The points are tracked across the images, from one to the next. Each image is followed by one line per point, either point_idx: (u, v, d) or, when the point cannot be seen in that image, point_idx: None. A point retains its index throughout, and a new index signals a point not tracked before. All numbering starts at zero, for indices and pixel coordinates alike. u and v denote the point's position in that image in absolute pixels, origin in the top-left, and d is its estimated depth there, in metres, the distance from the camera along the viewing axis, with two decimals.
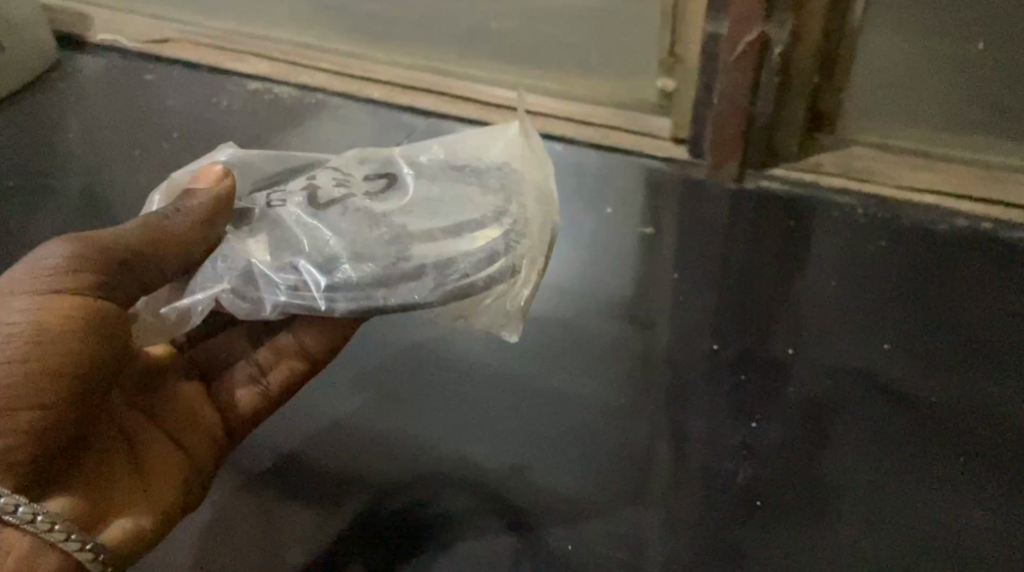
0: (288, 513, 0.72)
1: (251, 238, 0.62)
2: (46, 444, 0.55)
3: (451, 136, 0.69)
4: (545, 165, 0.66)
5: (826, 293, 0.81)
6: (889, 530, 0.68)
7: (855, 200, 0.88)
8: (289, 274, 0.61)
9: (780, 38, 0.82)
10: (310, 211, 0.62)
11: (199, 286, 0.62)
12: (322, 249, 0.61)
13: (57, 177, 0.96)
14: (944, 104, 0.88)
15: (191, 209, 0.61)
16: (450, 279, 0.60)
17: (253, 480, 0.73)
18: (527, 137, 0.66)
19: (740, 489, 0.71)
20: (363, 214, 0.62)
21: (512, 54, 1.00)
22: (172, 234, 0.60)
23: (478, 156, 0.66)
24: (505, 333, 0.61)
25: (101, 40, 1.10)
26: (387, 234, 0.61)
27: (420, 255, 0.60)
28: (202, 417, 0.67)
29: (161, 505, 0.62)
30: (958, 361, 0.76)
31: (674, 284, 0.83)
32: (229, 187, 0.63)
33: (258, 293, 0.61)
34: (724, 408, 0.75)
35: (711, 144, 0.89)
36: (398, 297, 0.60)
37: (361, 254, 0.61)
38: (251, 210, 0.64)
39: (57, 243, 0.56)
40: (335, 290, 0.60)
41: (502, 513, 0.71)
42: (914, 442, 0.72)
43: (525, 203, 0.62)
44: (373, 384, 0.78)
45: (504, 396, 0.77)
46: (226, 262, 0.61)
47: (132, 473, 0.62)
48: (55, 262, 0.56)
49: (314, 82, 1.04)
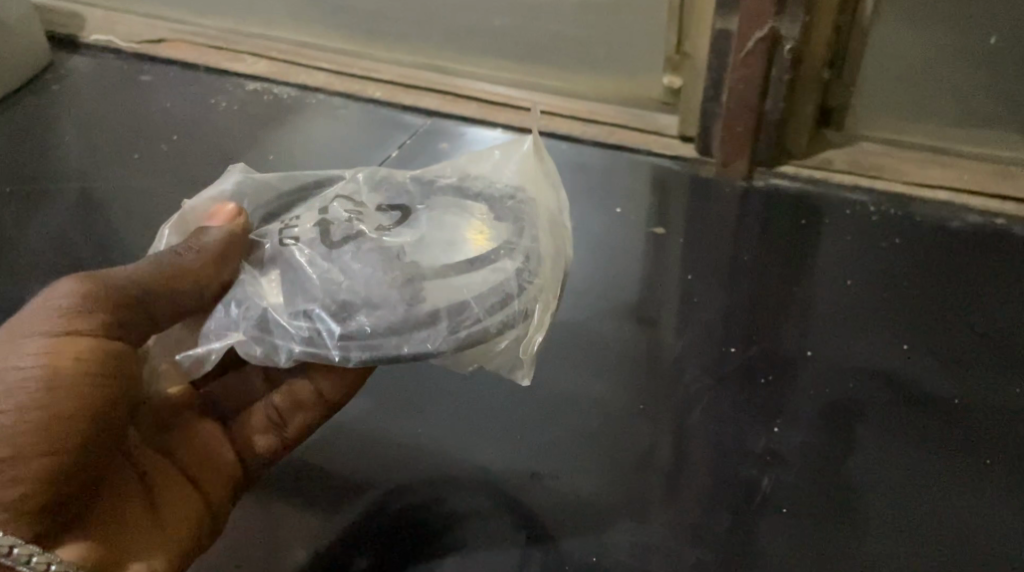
0: (297, 520, 0.68)
1: (266, 281, 0.61)
2: (59, 489, 0.55)
3: (462, 159, 0.68)
4: (557, 189, 0.66)
5: (841, 290, 0.80)
6: (923, 534, 0.66)
7: (866, 197, 0.87)
8: (301, 324, 0.59)
9: (791, 35, 0.82)
10: (322, 251, 0.61)
11: (214, 332, 0.61)
12: (334, 294, 0.59)
13: (52, 179, 0.93)
14: (957, 99, 0.88)
15: (204, 247, 0.61)
16: (463, 326, 0.58)
17: (265, 487, 0.69)
18: (540, 158, 0.66)
19: (764, 495, 0.68)
20: (377, 255, 0.60)
21: (515, 52, 1.00)
22: (183, 272, 0.60)
23: (489, 181, 0.65)
24: (518, 376, 0.60)
25: (94, 41, 1.09)
26: (400, 277, 0.59)
27: (434, 299, 0.58)
28: (221, 458, 0.66)
29: (174, 541, 0.61)
30: (981, 360, 0.75)
31: (686, 283, 0.82)
32: (242, 225, 0.63)
33: (272, 342, 0.59)
34: (744, 412, 0.72)
35: (721, 142, 0.89)
36: (412, 346, 0.57)
37: (373, 301, 0.58)
38: (266, 252, 0.62)
39: (67, 282, 0.57)
40: (348, 339, 0.58)
41: (516, 519, 0.67)
42: (941, 445, 0.70)
43: (538, 237, 0.61)
44: (388, 393, 0.75)
45: (516, 401, 0.74)
46: (241, 308, 0.60)
47: (149, 515, 0.62)
48: (64, 303, 0.56)
49: (314, 83, 1.03)
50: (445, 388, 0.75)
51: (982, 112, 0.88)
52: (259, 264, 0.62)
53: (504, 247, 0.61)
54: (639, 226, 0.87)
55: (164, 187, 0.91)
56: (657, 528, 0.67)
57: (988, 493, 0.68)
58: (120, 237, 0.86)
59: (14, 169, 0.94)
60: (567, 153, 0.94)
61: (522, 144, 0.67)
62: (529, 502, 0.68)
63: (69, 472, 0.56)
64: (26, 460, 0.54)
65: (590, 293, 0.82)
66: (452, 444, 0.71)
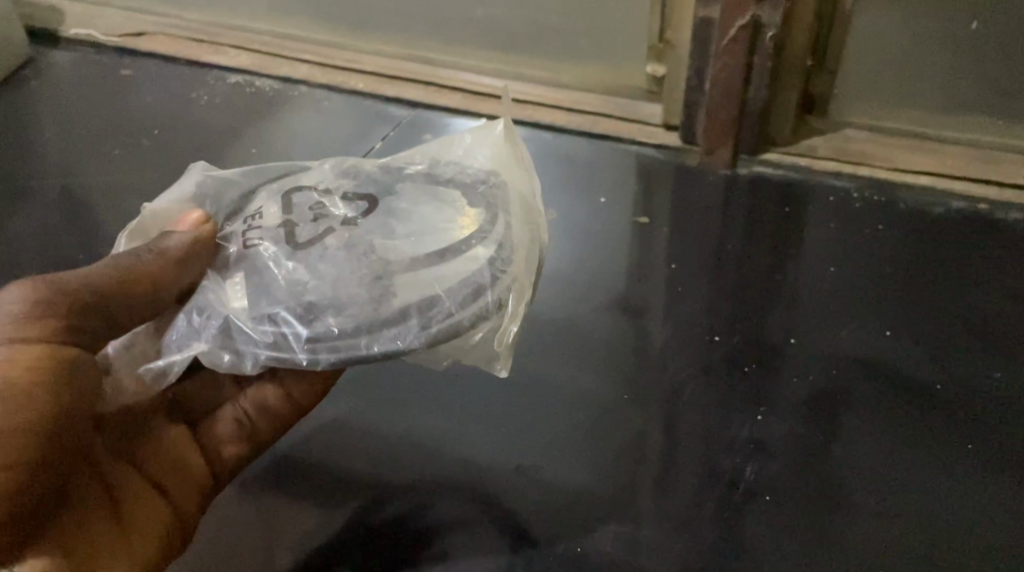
0: (288, 516, 0.68)
1: (229, 285, 0.61)
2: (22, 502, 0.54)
3: (432, 145, 0.68)
4: (530, 173, 0.66)
5: (825, 277, 0.80)
6: (907, 520, 0.66)
7: (849, 183, 0.87)
8: (267, 329, 0.59)
9: (773, 23, 0.82)
10: (287, 251, 0.60)
11: (176, 344, 0.61)
12: (300, 296, 0.59)
13: (33, 176, 0.92)
14: (942, 86, 0.87)
15: (165, 251, 0.60)
16: (435, 319, 0.58)
17: (254, 482, 0.69)
18: (511, 140, 0.65)
19: (748, 485, 0.68)
20: (344, 254, 0.60)
21: (497, 42, 0.99)
22: (143, 275, 0.59)
23: (461, 167, 0.65)
24: (496, 369, 0.59)
25: (74, 34, 1.08)
26: (367, 275, 0.59)
27: (405, 295, 0.58)
28: (191, 465, 0.66)
29: (142, 554, 0.61)
30: (965, 344, 0.75)
31: (670, 273, 0.82)
32: (209, 231, 0.63)
33: (237, 348, 0.60)
34: (730, 402, 0.72)
35: (704, 130, 0.89)
36: (382, 344, 0.58)
37: (340, 302, 0.58)
38: (230, 255, 0.62)
39: (19, 287, 0.56)
40: (316, 341, 0.58)
41: (494, 517, 0.67)
42: (924, 431, 0.70)
43: (511, 224, 0.61)
44: (374, 383, 0.75)
45: (501, 394, 0.74)
46: (202, 316, 0.61)
47: (114, 526, 0.61)
48: (17, 308, 0.55)
49: (296, 75, 1.02)
50: (423, 377, 0.75)
51: (965, 97, 0.87)
52: (223, 267, 0.62)
53: (479, 234, 0.60)
54: (624, 216, 0.87)
55: (147, 183, 0.91)
56: (642, 518, 0.67)
57: (972, 479, 0.68)
58: (102, 232, 0.86)
59: None
60: (551, 143, 0.94)
61: (494, 126, 0.66)
62: (513, 494, 0.68)
63: (33, 484, 0.55)
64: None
65: (574, 284, 0.82)
66: (433, 431, 0.72)
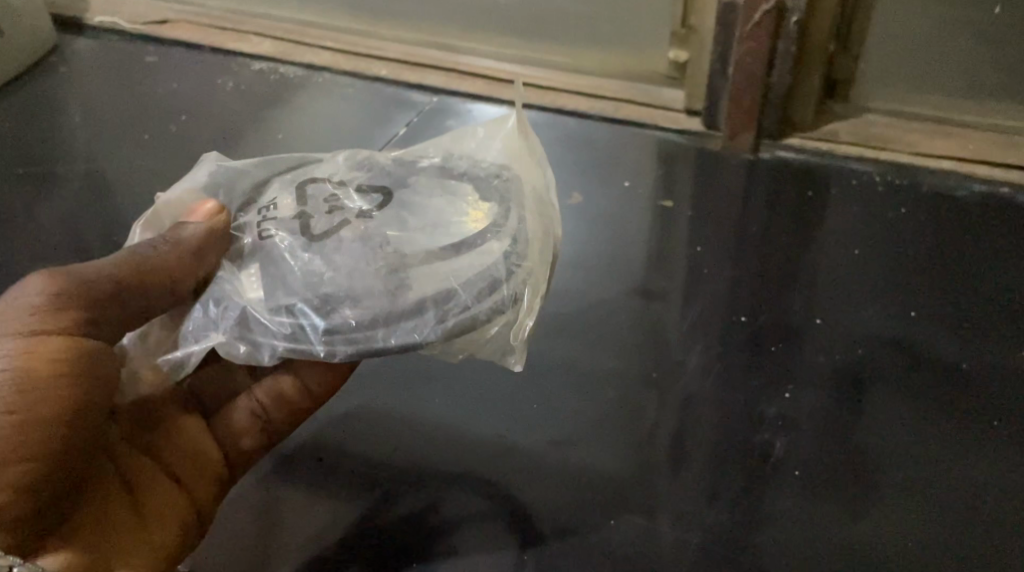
0: (314, 503, 0.68)
1: (245, 277, 0.62)
2: (42, 496, 0.56)
3: (446, 138, 0.69)
4: (545, 168, 0.65)
5: (848, 261, 0.80)
6: (931, 500, 0.66)
7: (872, 167, 0.87)
8: (284, 320, 0.59)
9: (797, 7, 0.82)
10: (302, 242, 0.61)
11: (192, 335, 0.62)
12: (317, 288, 0.59)
13: (62, 162, 0.93)
14: (965, 72, 0.87)
15: (180, 240, 0.61)
16: (451, 313, 0.58)
17: (285, 470, 0.70)
18: (525, 135, 0.66)
19: (773, 465, 0.68)
20: (359, 246, 0.60)
21: (519, 28, 0.99)
22: (158, 265, 0.60)
23: (474, 160, 0.66)
24: (509, 363, 0.60)
25: (99, 22, 1.10)
26: (384, 268, 0.60)
27: (420, 289, 0.59)
28: (206, 454, 0.67)
29: (158, 545, 0.62)
30: (987, 327, 0.75)
31: (691, 257, 0.82)
32: (223, 221, 0.63)
33: (255, 340, 0.60)
34: (752, 386, 0.72)
35: (727, 114, 0.89)
36: (399, 337, 0.58)
37: (357, 293, 0.59)
38: (244, 245, 0.63)
39: (37, 279, 0.57)
40: (333, 333, 0.59)
41: (504, 510, 0.67)
42: (946, 413, 0.70)
43: (525, 217, 0.62)
44: (393, 370, 0.75)
45: (522, 379, 0.74)
46: (219, 308, 0.61)
47: (131, 516, 0.62)
48: (36, 300, 0.56)
49: (319, 62, 1.03)
50: (441, 366, 0.75)
51: (988, 82, 0.87)
52: (238, 259, 0.63)
53: (492, 229, 0.61)
54: (645, 200, 0.87)
55: (175, 168, 0.92)
56: (664, 498, 0.67)
57: (994, 464, 0.68)
58: (126, 219, 0.87)
59: (23, 152, 0.94)
60: (573, 128, 0.94)
61: (506, 121, 0.67)
62: (520, 490, 0.68)
63: (52, 479, 0.56)
64: (6, 468, 0.54)
65: (592, 268, 0.82)
66: (450, 421, 0.72)
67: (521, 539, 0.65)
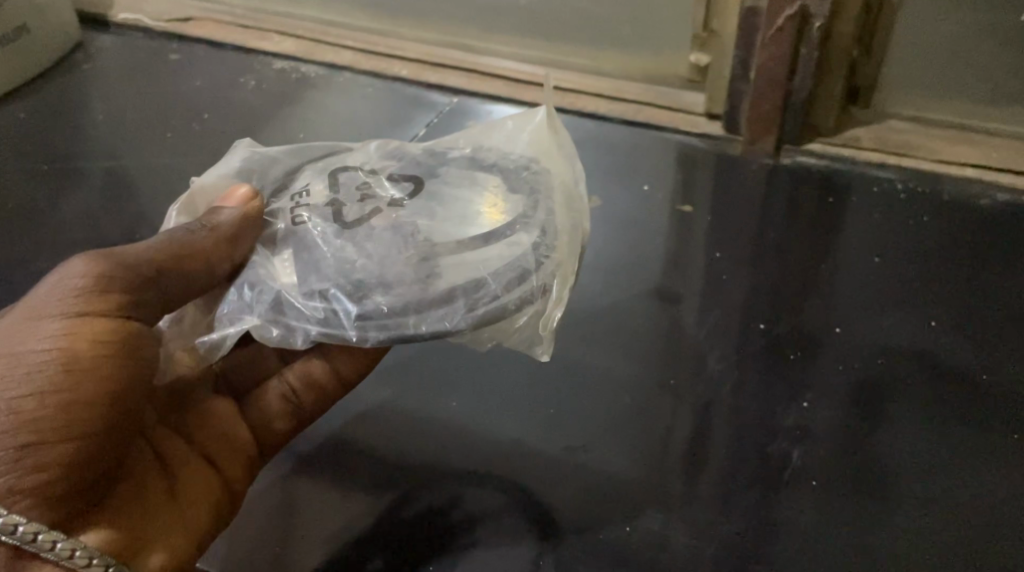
0: (337, 496, 0.68)
1: (278, 262, 0.62)
2: (85, 472, 0.56)
3: (476, 130, 0.69)
4: (573, 161, 0.66)
5: (868, 267, 0.80)
6: (951, 511, 0.66)
7: (893, 173, 0.87)
8: (317, 305, 0.59)
9: (820, 12, 0.82)
10: (335, 229, 0.61)
11: (226, 317, 0.61)
12: (349, 274, 0.60)
13: (84, 158, 0.94)
14: (989, 79, 0.87)
15: (215, 226, 0.61)
16: (482, 302, 0.58)
17: (311, 463, 0.69)
18: (553, 127, 0.66)
19: (793, 470, 0.68)
20: (390, 234, 0.60)
21: (541, 29, 1.00)
22: (195, 250, 0.61)
23: (502, 152, 0.66)
24: (537, 353, 0.60)
25: (123, 19, 1.10)
26: (414, 256, 0.60)
27: (451, 278, 0.59)
28: (237, 437, 0.69)
29: (195, 529, 0.62)
30: (1008, 335, 0.75)
31: (710, 259, 0.82)
32: (256, 207, 0.63)
33: (288, 324, 0.60)
34: (774, 391, 0.72)
35: (749, 119, 0.89)
36: (429, 324, 0.58)
37: (388, 280, 0.59)
38: (278, 231, 0.63)
39: (79, 262, 0.58)
40: (365, 319, 0.59)
41: (523, 506, 0.67)
42: (967, 422, 0.70)
43: (553, 210, 0.62)
44: (414, 364, 0.75)
45: (542, 379, 0.74)
46: (254, 291, 0.61)
47: (167, 497, 0.63)
48: (78, 283, 0.57)
49: (341, 62, 1.03)
50: (462, 359, 0.75)
51: (1012, 90, 0.87)
52: (271, 244, 0.63)
53: (520, 221, 0.61)
54: (666, 203, 0.87)
55: (194, 166, 0.92)
56: (680, 504, 0.67)
57: (1014, 472, 0.67)
58: (148, 213, 0.87)
59: (45, 148, 0.95)
60: (594, 131, 0.95)
61: (535, 114, 0.67)
62: (540, 483, 0.68)
63: (93, 459, 0.57)
64: (51, 446, 0.55)
65: (612, 270, 0.82)
66: (471, 415, 0.72)
67: (541, 535, 0.65)
